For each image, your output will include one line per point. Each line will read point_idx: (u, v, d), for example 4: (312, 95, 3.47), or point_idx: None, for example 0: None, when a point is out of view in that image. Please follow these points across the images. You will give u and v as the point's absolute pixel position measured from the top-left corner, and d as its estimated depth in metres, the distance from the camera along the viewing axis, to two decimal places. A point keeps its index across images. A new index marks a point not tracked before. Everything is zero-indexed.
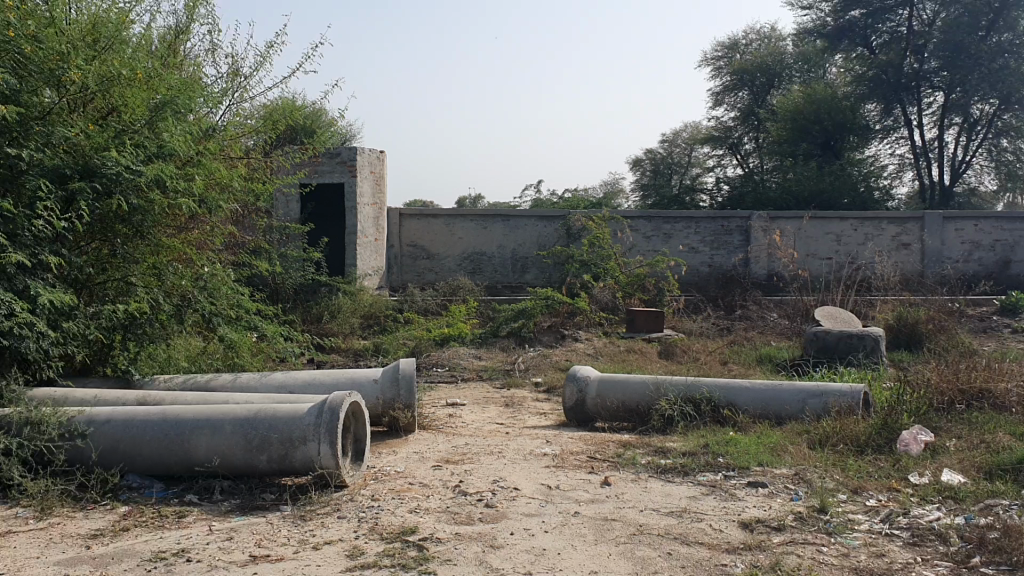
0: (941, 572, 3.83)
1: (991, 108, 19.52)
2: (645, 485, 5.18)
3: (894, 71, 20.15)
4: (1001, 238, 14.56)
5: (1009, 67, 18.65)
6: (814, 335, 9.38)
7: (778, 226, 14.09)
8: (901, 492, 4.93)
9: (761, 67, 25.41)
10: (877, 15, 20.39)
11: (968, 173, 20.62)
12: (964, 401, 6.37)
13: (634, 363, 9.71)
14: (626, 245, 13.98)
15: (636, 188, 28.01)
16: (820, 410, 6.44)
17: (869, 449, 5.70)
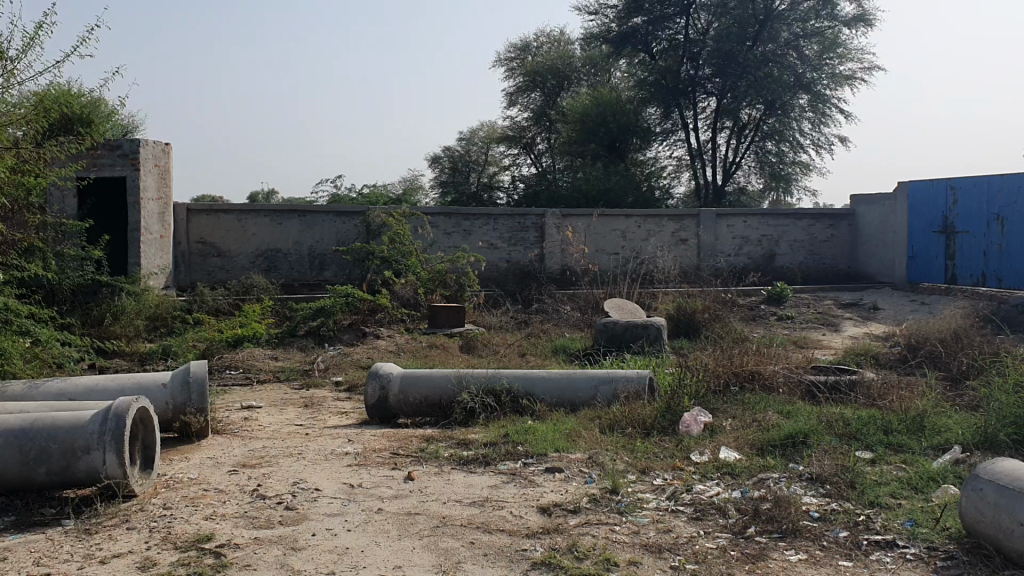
0: (721, 543, 4.13)
1: (758, 113, 21.06)
2: (447, 477, 5.25)
3: (672, 76, 21.21)
4: (766, 234, 15.81)
5: (772, 75, 20.19)
6: (604, 325, 9.81)
7: (571, 223, 14.60)
8: (684, 470, 5.27)
9: (552, 69, 26.19)
10: (657, 23, 21.45)
11: (738, 174, 22.16)
12: (738, 383, 6.88)
13: (434, 359, 9.77)
14: (426, 242, 14.02)
15: (435, 185, 28.17)
16: (611, 396, 6.77)
17: (654, 431, 6.04)
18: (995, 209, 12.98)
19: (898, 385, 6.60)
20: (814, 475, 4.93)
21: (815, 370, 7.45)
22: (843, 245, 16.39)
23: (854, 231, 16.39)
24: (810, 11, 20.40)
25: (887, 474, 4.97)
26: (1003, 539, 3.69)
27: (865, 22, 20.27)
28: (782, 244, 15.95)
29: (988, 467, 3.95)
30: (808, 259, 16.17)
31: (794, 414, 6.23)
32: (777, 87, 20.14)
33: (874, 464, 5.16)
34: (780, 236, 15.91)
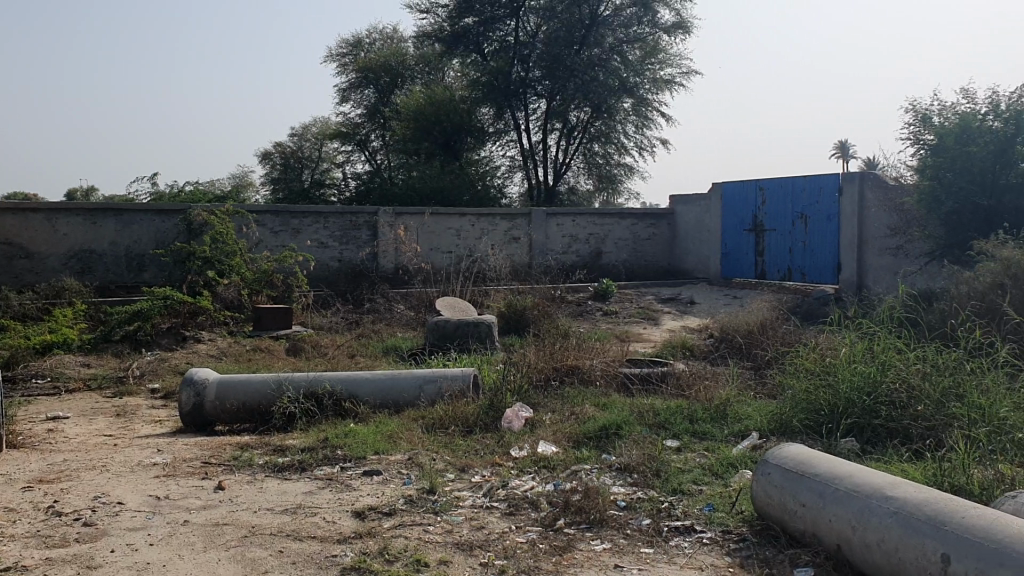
0: (531, 537, 4.20)
1: (586, 116, 21.64)
2: (261, 485, 5.11)
3: (504, 77, 21.42)
4: (593, 232, 16.27)
5: (597, 79, 20.77)
6: (434, 323, 9.77)
7: (403, 222, 14.52)
8: (502, 466, 5.34)
9: (385, 66, 25.95)
10: (488, 24, 21.66)
11: (568, 174, 22.69)
12: (558, 378, 7.04)
13: (259, 363, 9.49)
14: (252, 241, 13.60)
15: (266, 182, 27.43)
16: (434, 395, 6.77)
17: (476, 428, 6.08)
18: (799, 208, 13.58)
19: (706, 375, 6.93)
20: (624, 465, 5.11)
21: (631, 363, 7.71)
22: (663, 244, 17.08)
23: (673, 230, 17.11)
24: (632, 18, 21.03)
25: (691, 461, 5.22)
26: (788, 520, 3.92)
27: (683, 30, 21.15)
28: (608, 242, 16.46)
29: (777, 453, 4.19)
30: (631, 257, 16.76)
31: (609, 406, 6.43)
32: (602, 90, 20.75)
33: (679, 453, 5.40)
34: (605, 234, 16.40)
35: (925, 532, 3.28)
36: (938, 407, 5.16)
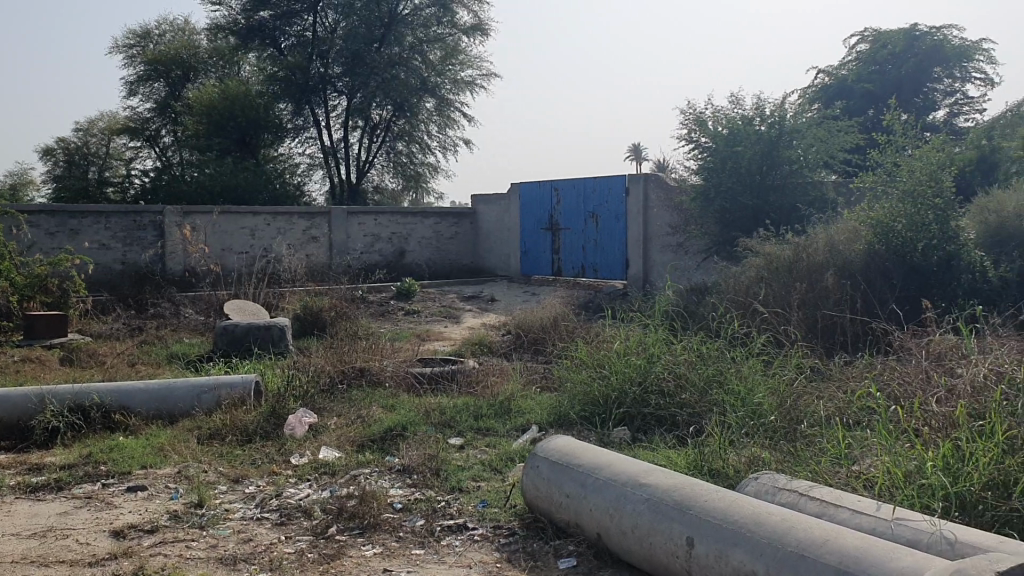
0: (300, 547, 4.08)
1: (387, 114, 21.40)
2: (10, 509, 4.71)
3: (302, 73, 20.92)
4: (396, 231, 16.19)
5: (397, 78, 20.72)
6: (224, 328, 9.39)
7: (192, 221, 13.91)
8: (280, 475, 5.17)
9: (176, 59, 24.76)
10: (284, 18, 21.19)
11: (371, 173, 22.42)
12: (346, 381, 6.91)
13: (26, 374, 8.78)
14: (23, 243, 12.61)
15: (47, 179, 25.60)
16: (212, 403, 6.48)
17: (256, 437, 5.86)
18: (591, 208, 14.04)
19: (495, 373, 7.01)
20: (403, 467, 5.06)
21: (422, 362, 7.68)
22: (465, 243, 17.23)
23: (475, 229, 17.30)
24: (431, 18, 21.23)
25: (471, 458, 5.25)
26: (555, 512, 4.01)
27: (481, 32, 21.47)
28: (411, 241, 16.43)
29: (545, 446, 4.27)
30: (434, 256, 16.80)
31: (396, 407, 6.37)
32: (403, 89, 20.72)
33: (461, 450, 5.41)
34: (408, 233, 16.36)
35: (673, 517, 3.43)
36: (702, 394, 5.46)
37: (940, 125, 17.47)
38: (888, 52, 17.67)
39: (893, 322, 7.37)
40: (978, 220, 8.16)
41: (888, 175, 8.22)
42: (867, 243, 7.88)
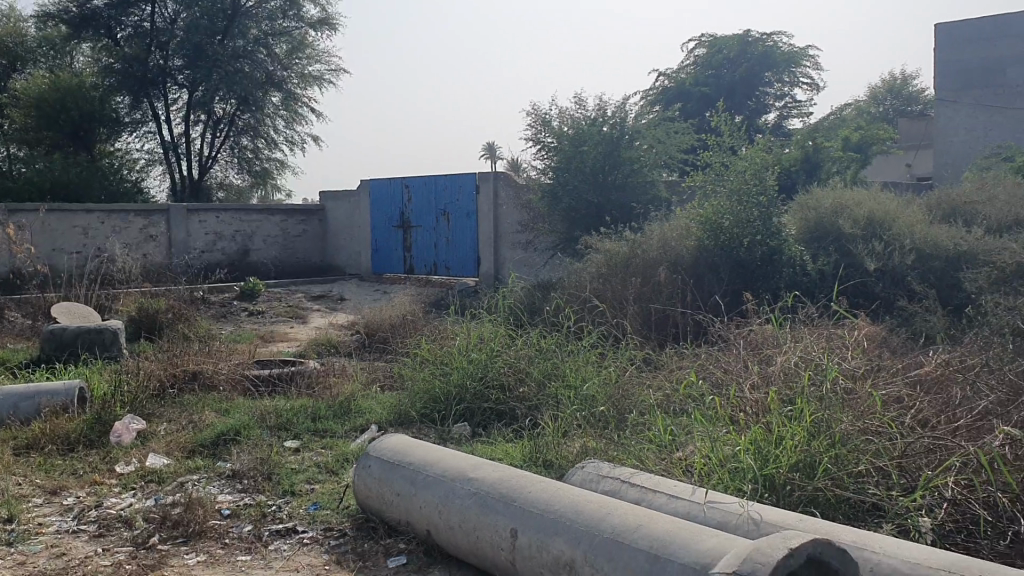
0: (118, 559, 3.89)
1: (231, 109, 20.79)
2: None
3: (140, 64, 20.08)
4: (239, 229, 15.77)
5: (242, 71, 20.19)
6: (49, 332, 8.88)
7: (18, 220, 13.07)
8: (102, 485, 4.92)
9: (1, 47, 23.26)
10: (120, 7, 20.28)
11: (215, 169, 21.74)
12: (178, 385, 6.67)
13: None
14: None
15: None
16: (30, 413, 6.11)
17: (79, 446, 5.57)
18: (441, 205, 14.05)
19: (335, 373, 6.92)
20: (233, 472, 4.92)
21: (261, 364, 7.50)
22: (313, 240, 16.97)
23: (323, 227, 17.07)
24: (276, 11, 20.90)
25: (307, 460, 5.14)
26: (385, 510, 3.99)
27: (329, 26, 21.19)
28: (256, 239, 16.05)
29: (377, 444, 4.24)
30: (281, 254, 16.47)
31: (232, 411, 6.19)
32: (248, 83, 20.23)
33: (296, 453, 5.31)
34: (253, 231, 15.98)
35: (498, 510, 3.46)
36: (540, 388, 5.57)
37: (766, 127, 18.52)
38: (722, 56, 18.69)
39: (716, 313, 7.69)
40: (798, 218, 8.80)
41: (718, 173, 8.52)
42: (697, 240, 8.24)
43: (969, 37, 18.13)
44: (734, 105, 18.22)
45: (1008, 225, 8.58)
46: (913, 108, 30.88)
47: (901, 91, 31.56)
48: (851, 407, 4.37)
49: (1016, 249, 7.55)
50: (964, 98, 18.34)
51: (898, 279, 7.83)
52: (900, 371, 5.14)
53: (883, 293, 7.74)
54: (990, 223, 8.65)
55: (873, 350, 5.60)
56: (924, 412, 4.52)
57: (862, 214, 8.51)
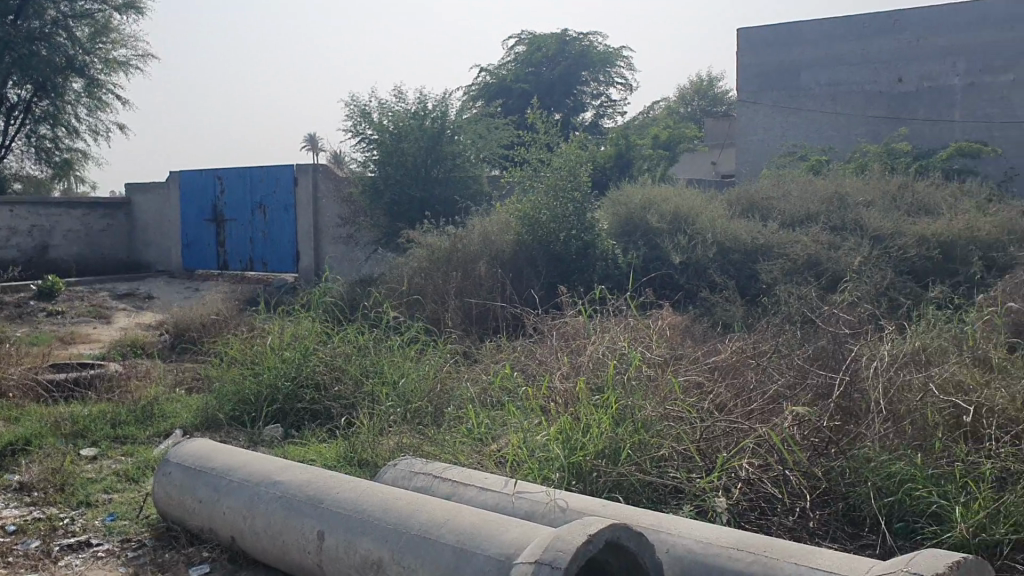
0: None
1: (27, 95, 19.29)
2: None
3: None
4: (36, 224, 14.73)
5: (38, 55, 18.55)
6: None
7: None
8: None
9: None
10: None
11: (9, 158, 20.13)
12: None
13: None
14: None
15: None
16: None
17: None
18: (257, 199, 13.52)
19: (139, 376, 6.58)
20: (21, 484, 4.57)
21: (57, 368, 7.02)
22: (119, 235, 16.08)
23: (131, 221, 16.19)
24: None
25: (105, 469, 4.85)
26: (187, 518, 3.82)
27: (134, 10, 19.93)
28: (55, 235, 15.04)
29: (179, 450, 4.06)
30: (83, 251, 15.52)
31: (21, 419, 5.76)
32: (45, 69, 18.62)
33: (94, 462, 5.00)
34: (52, 226, 14.97)
35: (305, 512, 3.38)
36: (356, 386, 5.52)
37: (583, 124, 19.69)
38: (542, 55, 19.54)
39: (531, 306, 7.87)
40: (609, 214, 9.09)
41: (535, 168, 8.80)
42: (515, 235, 8.46)
43: (768, 41, 18.83)
44: (552, 105, 19.41)
45: (801, 219, 9.20)
46: (718, 109, 32.55)
47: (707, 92, 33.10)
48: (654, 393, 4.70)
49: (807, 242, 8.14)
50: (762, 101, 19.03)
51: (702, 270, 8.24)
52: (700, 358, 5.46)
53: (686, 284, 8.12)
54: (785, 218, 9.25)
55: (675, 339, 5.89)
56: (722, 397, 4.81)
57: (668, 209, 8.93)
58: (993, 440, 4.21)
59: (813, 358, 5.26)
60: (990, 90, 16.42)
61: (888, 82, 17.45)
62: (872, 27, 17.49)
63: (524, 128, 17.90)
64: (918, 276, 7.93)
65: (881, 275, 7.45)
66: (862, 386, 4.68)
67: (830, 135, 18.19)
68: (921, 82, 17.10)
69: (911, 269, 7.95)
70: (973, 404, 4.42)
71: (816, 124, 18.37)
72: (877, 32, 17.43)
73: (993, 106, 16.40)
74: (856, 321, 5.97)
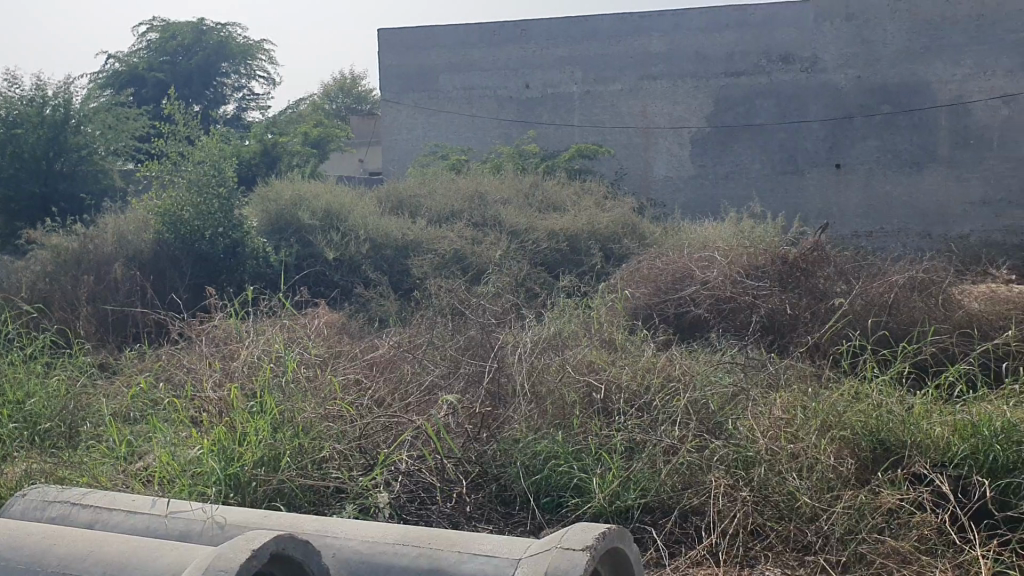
0: None
1: None
2: None
3: None
4: None
5: None
6: None
7: None
8: None
9: None
10: None
11: None
12: None
13: None
14: None
15: None
16: None
17: None
18: None
19: None
20: None
21: None
22: None
23: None
24: None
25: None
26: None
27: None
28: None
29: None
30: None
31: None
32: None
33: None
34: None
35: None
36: None
37: (224, 118, 19.23)
38: (176, 44, 18.53)
39: (175, 309, 7.51)
40: (259, 210, 8.82)
41: (175, 163, 7.96)
42: (154, 232, 7.95)
43: (406, 44, 19.25)
44: (188, 96, 18.64)
45: (445, 216, 9.53)
46: (363, 107, 32.81)
47: (351, 90, 33.20)
48: (312, 394, 4.65)
49: (452, 238, 8.49)
50: (403, 103, 19.41)
51: (355, 266, 8.33)
52: (357, 354, 5.51)
53: (341, 282, 8.17)
54: (430, 214, 9.53)
55: (332, 337, 5.87)
56: (379, 391, 4.87)
57: (319, 206, 8.88)
58: (621, 414, 4.66)
59: (464, 349, 5.49)
60: (602, 97, 18.11)
61: (518, 88, 18.61)
62: (500, 35, 18.67)
63: (162, 120, 17.00)
64: (550, 267, 8.54)
65: (519, 267, 7.95)
66: (509, 371, 4.97)
67: (468, 136, 19.05)
68: (545, 88, 18.43)
69: (543, 261, 8.55)
70: (603, 383, 4.86)
71: (455, 125, 19.11)
72: (505, 41, 18.64)
73: (605, 112, 18.13)
74: (500, 311, 6.34)
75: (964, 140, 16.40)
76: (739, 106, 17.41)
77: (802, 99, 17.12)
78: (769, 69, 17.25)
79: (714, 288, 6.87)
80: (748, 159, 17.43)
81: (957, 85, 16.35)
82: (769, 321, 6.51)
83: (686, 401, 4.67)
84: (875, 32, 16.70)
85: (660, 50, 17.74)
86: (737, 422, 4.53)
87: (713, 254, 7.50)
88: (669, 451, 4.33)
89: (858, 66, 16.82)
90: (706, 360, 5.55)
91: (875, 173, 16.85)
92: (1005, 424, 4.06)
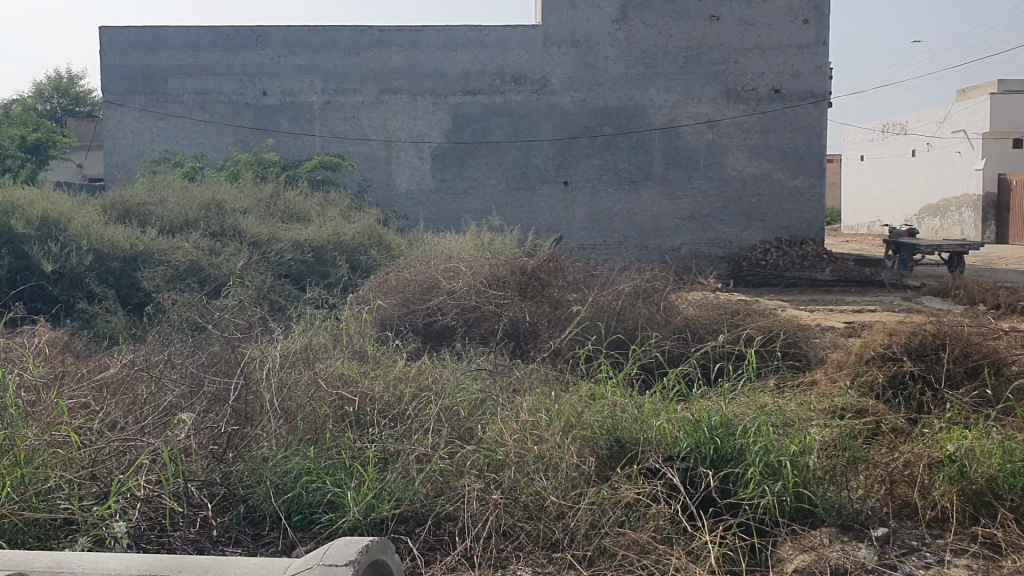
0: None
1: None
2: None
3: None
4: None
5: None
6: None
7: None
8: None
9: None
10: None
11: None
12: None
13: None
14: None
15: None
16: None
17: None
18: None
19: None
20: None
21: None
22: None
23: None
24: None
25: None
26: None
27: None
28: None
29: None
30: None
31: None
32: None
33: None
34: None
35: None
36: None
37: None
38: None
39: None
40: None
41: None
42: None
43: (132, 43, 17.99)
44: None
45: (179, 225, 9.04)
46: (81, 109, 30.33)
47: (68, 90, 30.61)
48: (34, 422, 4.24)
49: (187, 247, 8.09)
50: (129, 105, 18.09)
51: (78, 280, 7.78)
52: (87, 376, 5.11)
53: (63, 296, 7.61)
54: (162, 223, 9.00)
55: (56, 357, 5.42)
56: (112, 415, 4.55)
57: (36, 214, 8.12)
58: (373, 425, 4.67)
59: (207, 365, 5.25)
60: (341, 109, 17.94)
61: (254, 95, 17.99)
62: (235, 40, 17.98)
63: None
64: (295, 278, 8.38)
65: (262, 280, 7.72)
66: (256, 387, 4.81)
67: (201, 143, 18.08)
68: (284, 96, 17.97)
69: (288, 272, 8.35)
70: (355, 395, 4.84)
71: (186, 130, 18.09)
72: (241, 46, 17.98)
73: (346, 123, 17.96)
74: (246, 326, 6.12)
75: (674, 160, 17.92)
76: (474, 123, 17.92)
77: (532, 118, 17.93)
78: (503, 89, 17.91)
79: (459, 298, 7.04)
80: (483, 174, 17.99)
81: (669, 110, 17.85)
82: (512, 329, 6.77)
83: (437, 410, 4.75)
84: (597, 58, 17.84)
85: (398, 64, 17.90)
86: (485, 428, 4.68)
87: (457, 265, 7.67)
88: (423, 459, 4.40)
89: (583, 89, 17.89)
90: (455, 368, 5.69)
91: (598, 189, 17.98)
92: (721, 419, 4.48)
